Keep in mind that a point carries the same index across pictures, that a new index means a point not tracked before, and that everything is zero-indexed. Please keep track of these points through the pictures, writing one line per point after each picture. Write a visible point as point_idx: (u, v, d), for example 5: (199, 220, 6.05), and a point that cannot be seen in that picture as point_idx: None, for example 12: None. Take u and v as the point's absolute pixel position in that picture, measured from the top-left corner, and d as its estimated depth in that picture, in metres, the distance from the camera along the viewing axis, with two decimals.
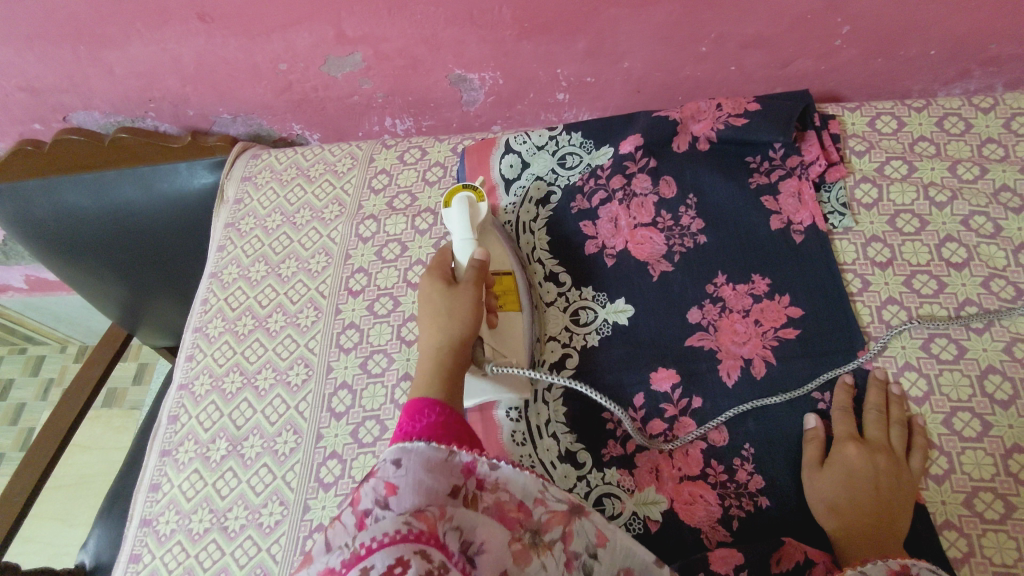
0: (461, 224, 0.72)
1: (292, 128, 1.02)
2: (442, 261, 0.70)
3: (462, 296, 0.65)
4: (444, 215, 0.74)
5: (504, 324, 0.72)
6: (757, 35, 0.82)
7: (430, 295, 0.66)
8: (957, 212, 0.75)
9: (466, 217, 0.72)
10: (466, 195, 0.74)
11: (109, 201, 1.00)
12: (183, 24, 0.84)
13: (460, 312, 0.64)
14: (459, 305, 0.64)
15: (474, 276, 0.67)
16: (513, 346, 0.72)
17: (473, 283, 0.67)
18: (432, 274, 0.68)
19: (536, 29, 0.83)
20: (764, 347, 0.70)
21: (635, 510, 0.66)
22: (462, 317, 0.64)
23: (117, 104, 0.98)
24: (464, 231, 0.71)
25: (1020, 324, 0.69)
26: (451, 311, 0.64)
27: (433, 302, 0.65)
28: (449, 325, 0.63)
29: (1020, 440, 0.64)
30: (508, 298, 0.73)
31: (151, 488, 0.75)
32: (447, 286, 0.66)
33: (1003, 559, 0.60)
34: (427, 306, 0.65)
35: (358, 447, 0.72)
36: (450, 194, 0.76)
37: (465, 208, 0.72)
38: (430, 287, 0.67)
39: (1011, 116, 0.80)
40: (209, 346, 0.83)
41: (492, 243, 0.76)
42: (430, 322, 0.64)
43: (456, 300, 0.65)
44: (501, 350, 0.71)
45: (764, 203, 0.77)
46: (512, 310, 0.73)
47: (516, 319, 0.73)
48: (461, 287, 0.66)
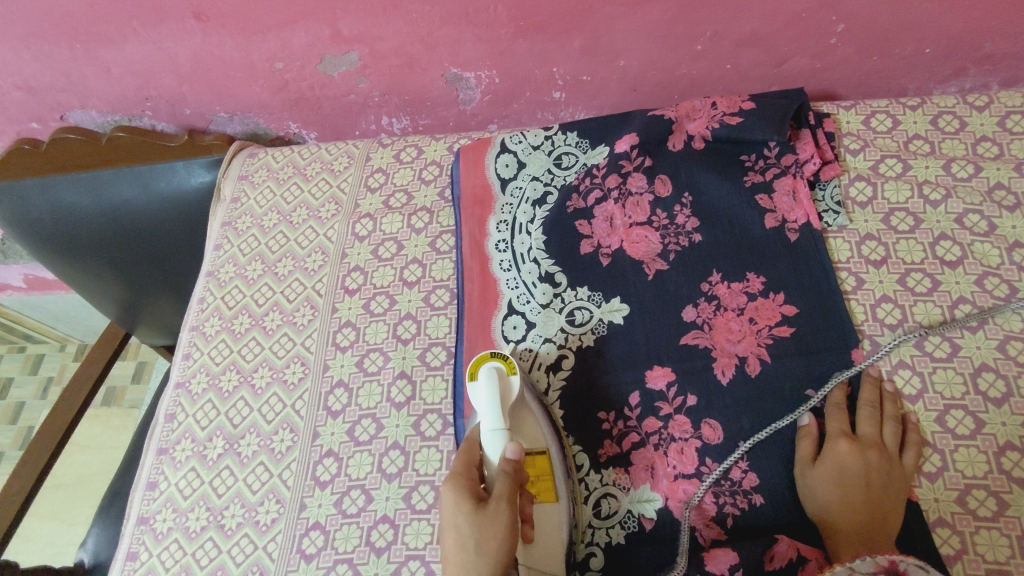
0: (491, 406, 0.64)
1: (289, 127, 1.02)
2: (469, 461, 0.61)
3: (495, 519, 0.55)
4: (472, 392, 0.67)
5: (538, 526, 0.64)
6: (752, 33, 0.83)
7: (454, 514, 0.56)
8: (951, 210, 0.75)
9: (496, 400, 0.64)
10: (494, 368, 0.67)
11: (106, 200, 1.01)
12: (180, 23, 0.84)
13: (490, 546, 0.54)
14: (488, 537, 0.54)
15: (506, 489, 0.57)
16: (549, 550, 0.64)
17: (506, 498, 0.56)
18: (457, 480, 0.58)
19: (531, 28, 0.83)
20: (758, 345, 0.71)
21: (631, 508, 0.67)
22: (494, 552, 0.54)
23: (114, 103, 0.98)
24: (494, 419, 0.63)
25: (1014, 322, 0.69)
26: (480, 547, 0.54)
27: (461, 532, 0.55)
28: (478, 539, 0.54)
29: (1012, 438, 0.64)
30: (542, 489, 0.66)
31: (149, 486, 0.75)
32: (476, 504, 0.56)
33: (996, 556, 0.60)
34: (449, 528, 0.56)
35: (354, 445, 0.72)
36: (478, 364, 0.70)
37: (494, 382, 0.66)
38: (455, 502, 0.56)
39: (1005, 115, 0.80)
40: (206, 345, 0.83)
41: (525, 423, 0.68)
42: (456, 558, 0.54)
43: (487, 534, 0.54)
44: (538, 564, 0.63)
45: (759, 201, 0.77)
46: (549, 502, 0.65)
47: (553, 515, 0.65)
48: (491, 507, 0.56)
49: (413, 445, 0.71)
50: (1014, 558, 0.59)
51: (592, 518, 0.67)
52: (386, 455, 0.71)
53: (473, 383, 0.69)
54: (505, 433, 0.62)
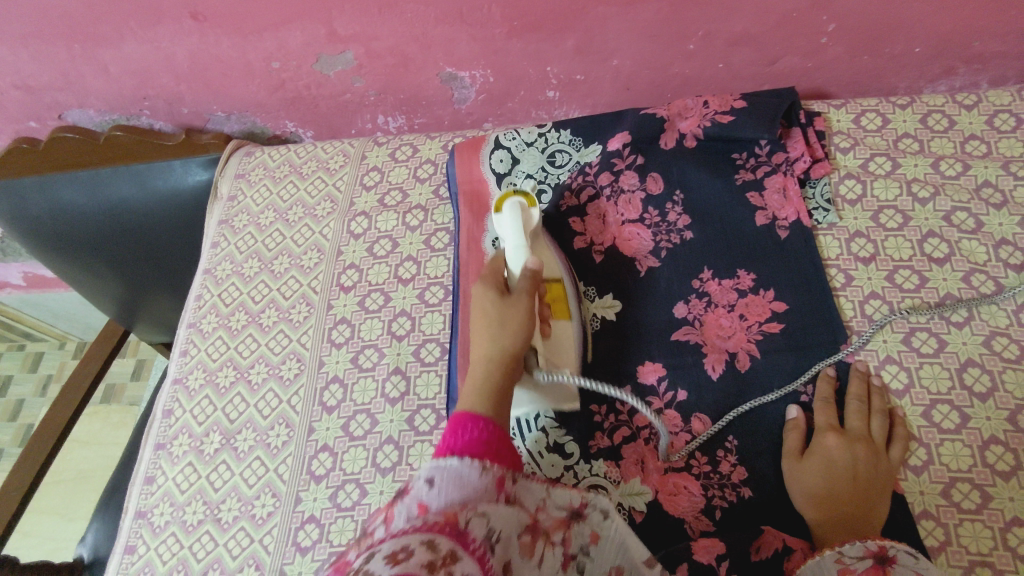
0: (515, 230, 0.69)
1: (286, 125, 1.03)
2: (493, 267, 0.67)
3: (517, 305, 0.62)
4: (496, 221, 0.72)
5: (555, 334, 0.70)
6: (744, 32, 0.83)
7: (481, 301, 0.63)
8: (939, 208, 0.76)
9: (518, 224, 0.69)
10: (518, 201, 0.72)
11: (104, 197, 1.02)
12: (177, 23, 0.85)
13: (514, 323, 0.61)
14: (512, 314, 0.61)
15: (529, 285, 0.64)
16: (562, 358, 0.69)
17: (528, 291, 0.64)
18: (484, 278, 0.66)
19: (525, 28, 0.84)
20: (749, 341, 0.71)
21: (621, 500, 0.67)
22: (517, 325, 0.61)
23: (111, 102, 0.99)
24: (517, 237, 0.69)
25: (1000, 318, 0.70)
26: (502, 320, 0.61)
27: (486, 308, 0.62)
28: (502, 332, 0.60)
29: (997, 432, 0.65)
30: (557, 308, 0.72)
31: (146, 480, 0.77)
32: (500, 295, 0.63)
33: (979, 547, 0.61)
34: (477, 314, 0.62)
35: (349, 440, 0.73)
36: (500, 199, 0.74)
37: (517, 215, 0.70)
38: (482, 293, 0.63)
39: (993, 113, 0.81)
40: (203, 341, 0.84)
41: (542, 246, 0.74)
42: (480, 330, 0.61)
43: (509, 312, 0.61)
44: (554, 359, 0.68)
45: (750, 199, 0.78)
46: (563, 319, 0.71)
47: (566, 328, 0.71)
48: (514, 296, 0.63)
49: (408, 440, 0.72)
50: (997, 549, 0.60)
51: None
52: (380, 449, 0.72)
53: (495, 216, 0.73)
54: (527, 250, 0.68)
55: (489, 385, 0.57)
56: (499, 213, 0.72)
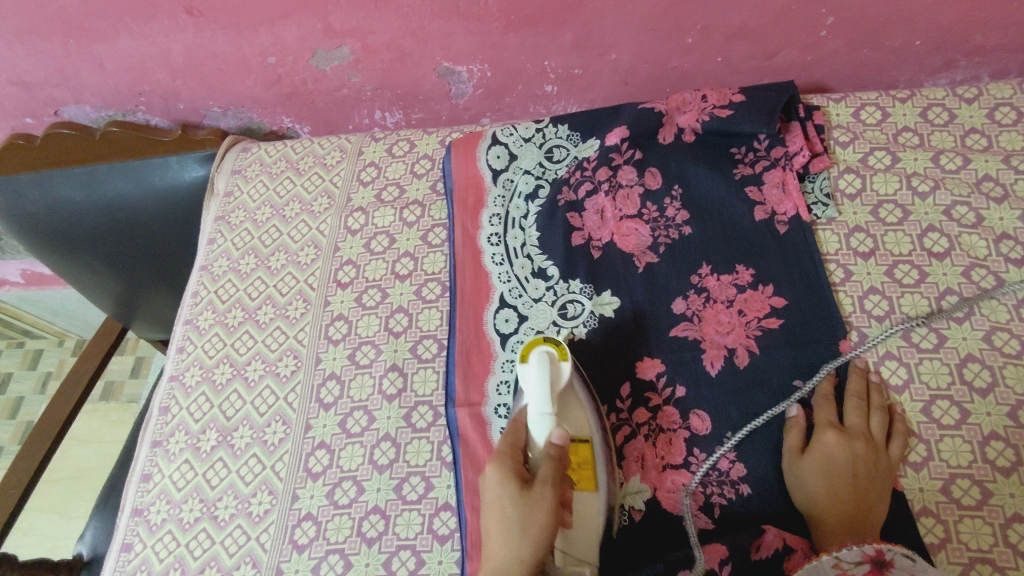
0: (541, 392, 0.63)
1: (283, 121, 1.03)
2: (514, 443, 0.61)
3: (539, 505, 0.55)
4: (522, 374, 0.66)
5: (578, 512, 0.63)
6: (743, 26, 0.83)
7: (498, 498, 0.57)
8: (939, 202, 0.75)
9: (546, 384, 0.63)
10: (546, 353, 0.66)
11: (101, 194, 1.01)
12: (172, 17, 0.85)
13: (535, 525, 0.55)
14: (533, 521, 0.55)
15: (552, 473, 0.57)
16: (584, 534, 0.63)
17: (552, 481, 0.57)
18: (502, 458, 0.59)
19: (522, 22, 0.84)
20: (747, 337, 0.71)
21: (620, 500, 0.67)
22: (536, 533, 0.55)
23: (107, 98, 0.99)
24: (543, 403, 0.62)
25: (1000, 313, 0.69)
26: (522, 527, 0.55)
27: (503, 507, 0.56)
28: (519, 547, 0.54)
29: (997, 428, 0.64)
30: (583, 478, 0.64)
31: (143, 478, 0.76)
32: (521, 488, 0.56)
33: (979, 544, 0.60)
34: (495, 508, 0.56)
35: (346, 437, 0.73)
36: (528, 347, 0.68)
37: (545, 368, 0.64)
38: (500, 478, 0.57)
39: (994, 107, 0.80)
40: (199, 338, 0.84)
41: (572, 408, 0.66)
42: (498, 538, 0.55)
43: (532, 517, 0.55)
44: (574, 551, 0.62)
45: (749, 194, 0.77)
46: (589, 490, 0.64)
47: (592, 503, 0.64)
48: (536, 490, 0.56)
49: (405, 437, 0.72)
50: (997, 546, 0.60)
51: None
52: (377, 446, 0.72)
53: (522, 366, 0.67)
54: (552, 417, 0.62)
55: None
56: (525, 363, 0.66)
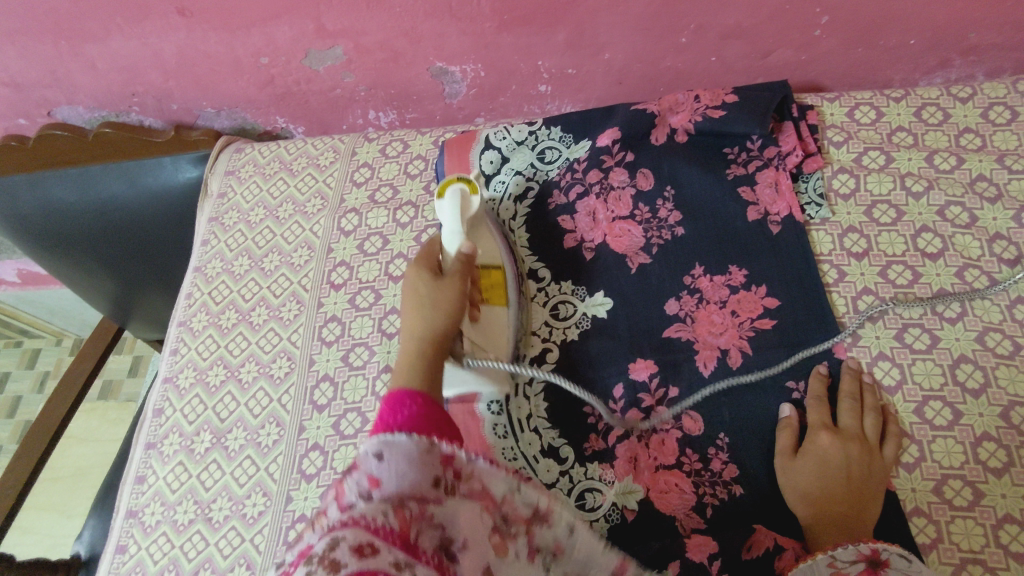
0: (452, 215, 0.69)
1: (277, 121, 1.02)
2: (428, 250, 0.67)
3: (450, 284, 0.63)
4: (437, 206, 0.72)
5: (489, 320, 0.71)
6: (737, 25, 0.82)
7: (415, 283, 0.64)
8: (933, 202, 0.75)
9: (457, 210, 0.70)
10: (459, 188, 0.72)
11: (95, 195, 1.01)
12: (164, 18, 0.84)
13: (445, 301, 0.61)
14: (443, 296, 0.62)
15: (462, 268, 0.65)
16: (496, 340, 0.70)
17: (461, 275, 0.64)
18: (419, 259, 0.66)
19: (515, 21, 0.83)
20: (740, 338, 0.71)
21: (615, 501, 0.67)
22: (448, 305, 0.61)
23: (100, 99, 0.98)
24: (454, 224, 0.69)
25: (993, 313, 0.69)
26: (435, 304, 0.61)
27: (417, 292, 0.62)
28: (431, 317, 0.60)
29: (989, 428, 0.64)
30: (495, 294, 0.72)
31: (137, 480, 0.76)
32: (433, 275, 0.64)
33: (971, 545, 0.60)
34: (410, 294, 0.63)
35: (340, 438, 0.73)
36: (443, 185, 0.73)
37: (457, 200, 0.71)
38: (415, 276, 0.64)
39: (988, 106, 0.80)
40: (193, 340, 0.84)
41: (484, 237, 0.74)
42: (412, 315, 0.61)
43: (442, 291, 0.62)
44: (483, 343, 0.69)
45: (742, 194, 0.77)
46: (498, 304, 0.72)
47: (502, 317, 0.71)
48: (446, 279, 0.63)
49: None
50: (988, 546, 0.60)
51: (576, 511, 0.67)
52: None
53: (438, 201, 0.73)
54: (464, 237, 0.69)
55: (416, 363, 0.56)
56: (442, 199, 0.72)
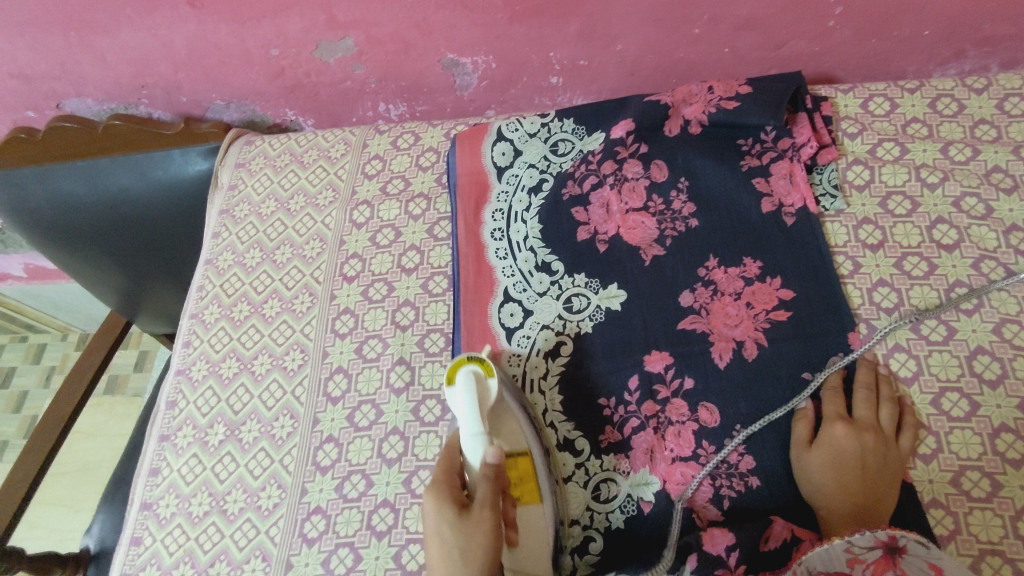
0: (470, 411, 0.63)
1: (286, 114, 1.02)
2: (450, 467, 0.61)
3: (479, 522, 0.55)
4: (450, 397, 0.67)
5: (524, 526, 0.64)
6: (750, 16, 0.82)
7: (438, 529, 0.56)
8: (948, 193, 0.75)
9: (474, 403, 0.64)
10: (472, 372, 0.66)
11: (104, 188, 1.01)
12: (174, 9, 0.84)
13: (478, 548, 0.54)
14: (474, 543, 0.55)
15: (489, 495, 0.57)
16: (534, 548, 0.64)
17: (489, 503, 0.57)
18: (438, 484, 0.59)
19: (528, 12, 0.83)
20: (756, 329, 0.71)
21: (630, 491, 0.67)
22: (482, 553, 0.54)
23: (109, 91, 0.98)
24: (473, 423, 0.62)
25: (1010, 305, 0.69)
26: (466, 552, 0.55)
27: (443, 535, 0.56)
28: (465, 572, 0.54)
29: (1007, 419, 0.64)
30: (527, 492, 0.65)
31: (151, 472, 0.76)
32: (460, 510, 0.57)
33: (989, 536, 0.60)
34: (434, 540, 0.56)
35: (355, 431, 0.73)
36: (454, 369, 0.68)
37: (473, 388, 0.65)
38: (437, 511, 0.57)
39: (1003, 97, 0.80)
40: (205, 333, 0.84)
41: (506, 424, 0.67)
42: (442, 568, 0.55)
43: (473, 535, 0.55)
44: (524, 567, 0.64)
45: (756, 185, 0.77)
46: (533, 503, 0.65)
47: (537, 515, 0.65)
48: (475, 513, 0.56)
49: (413, 431, 0.72)
50: (1008, 538, 0.60)
51: (591, 502, 0.68)
52: (386, 440, 0.72)
53: (450, 388, 0.68)
54: (485, 437, 0.62)
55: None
56: (453, 386, 0.67)
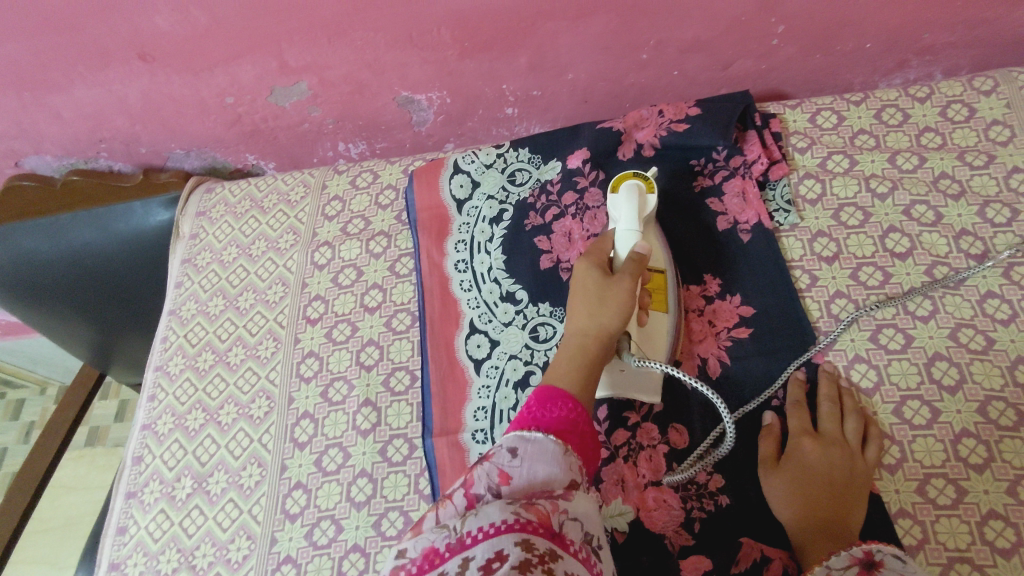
0: (631, 211, 0.66)
1: (247, 159, 1.02)
2: (601, 244, 0.65)
3: (620, 285, 0.59)
4: (610, 200, 0.69)
5: (652, 327, 0.69)
6: (695, 39, 0.84)
7: (584, 277, 0.61)
8: (898, 202, 0.76)
9: (633, 206, 0.66)
10: (635, 185, 0.69)
11: (67, 244, 1.00)
12: (126, 64, 0.85)
13: (616, 299, 0.58)
14: (613, 291, 0.58)
15: (634, 268, 0.60)
16: (653, 349, 0.68)
17: (633, 271, 0.60)
18: (589, 257, 0.62)
19: (476, 48, 0.84)
20: (719, 347, 0.72)
21: (603, 523, 0.66)
22: (619, 303, 0.58)
23: (68, 147, 0.98)
24: (631, 221, 0.65)
25: (965, 309, 0.70)
26: (604, 296, 0.58)
27: (586, 286, 0.60)
28: (603, 321, 0.58)
29: (968, 424, 0.65)
30: (657, 299, 0.71)
31: (118, 531, 0.75)
32: (604, 274, 0.60)
33: (956, 543, 0.60)
34: (578, 292, 0.60)
35: (323, 476, 0.72)
36: (618, 180, 0.71)
37: (633, 197, 0.67)
38: (588, 270, 0.61)
39: (946, 104, 0.81)
40: (171, 385, 0.83)
41: (652, 236, 0.72)
42: (581, 304, 0.59)
43: (610, 290, 0.59)
44: (642, 347, 0.68)
45: (710, 205, 0.78)
46: (660, 310, 0.70)
47: (663, 321, 0.70)
48: (619, 278, 0.59)
49: (381, 472, 0.72)
50: (975, 544, 0.60)
51: None
52: (354, 483, 0.71)
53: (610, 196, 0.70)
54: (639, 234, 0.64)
55: (580, 366, 0.56)
56: (616, 193, 0.70)
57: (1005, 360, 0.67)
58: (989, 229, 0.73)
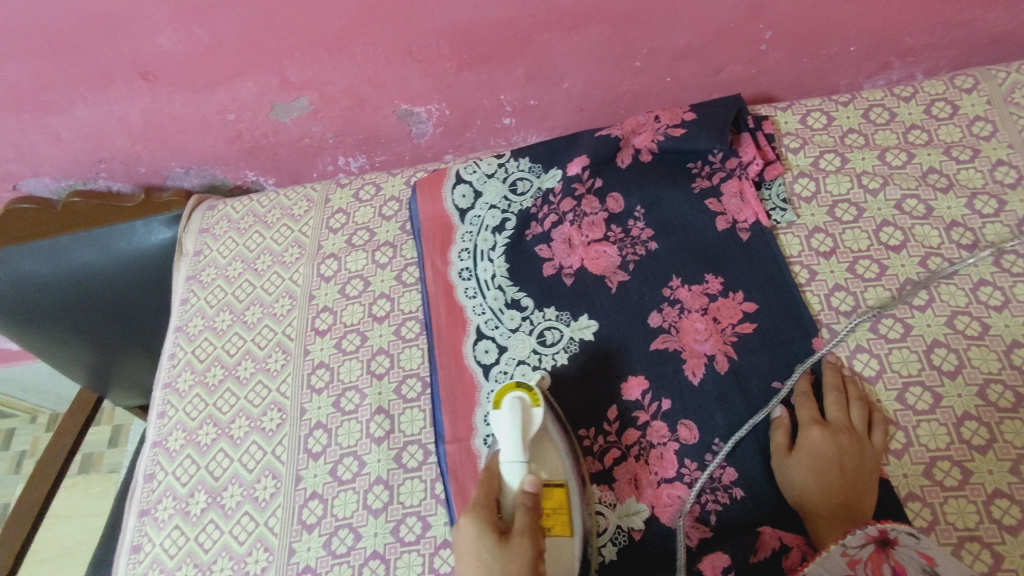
0: (514, 434, 0.62)
1: (247, 175, 1.03)
2: (488, 490, 0.59)
3: (519, 553, 0.53)
4: (493, 420, 0.65)
5: (551, 560, 0.62)
6: (688, 45, 0.86)
7: (477, 551, 0.53)
8: (890, 197, 0.79)
9: (518, 431, 0.62)
10: (519, 398, 0.65)
11: (66, 265, 1.00)
12: (127, 84, 0.85)
13: (516, 573, 0.52)
14: (514, 567, 0.52)
15: (529, 523, 0.55)
16: None
17: (529, 531, 0.55)
18: (478, 513, 0.56)
19: (475, 59, 0.86)
20: (725, 343, 0.73)
21: (619, 522, 0.67)
22: None
23: (67, 168, 0.98)
24: (514, 449, 0.61)
25: (959, 297, 0.72)
26: None
27: (481, 558, 0.52)
28: None
29: (969, 408, 0.67)
30: (558, 522, 0.63)
31: (133, 549, 0.75)
32: (500, 538, 0.54)
33: (965, 523, 0.62)
34: (472, 565, 0.52)
35: (338, 484, 0.73)
36: (502, 393, 0.67)
37: (517, 414, 0.64)
38: (477, 531, 0.54)
39: (930, 103, 0.85)
40: (180, 402, 0.83)
41: (546, 452, 0.66)
42: None
43: (510, 565, 0.52)
44: None
45: (709, 206, 0.80)
46: (562, 535, 0.63)
47: (566, 550, 0.62)
48: (515, 541, 0.53)
49: (397, 478, 0.72)
50: (983, 522, 0.61)
51: None
52: (371, 490, 0.72)
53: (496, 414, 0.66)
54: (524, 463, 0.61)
55: None
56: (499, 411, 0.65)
57: (1000, 345, 0.69)
58: (978, 220, 0.76)
